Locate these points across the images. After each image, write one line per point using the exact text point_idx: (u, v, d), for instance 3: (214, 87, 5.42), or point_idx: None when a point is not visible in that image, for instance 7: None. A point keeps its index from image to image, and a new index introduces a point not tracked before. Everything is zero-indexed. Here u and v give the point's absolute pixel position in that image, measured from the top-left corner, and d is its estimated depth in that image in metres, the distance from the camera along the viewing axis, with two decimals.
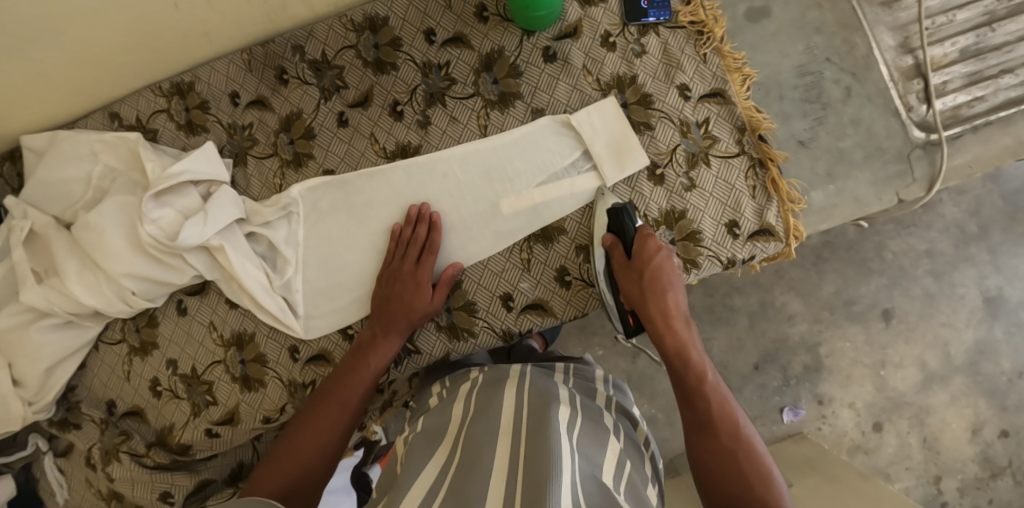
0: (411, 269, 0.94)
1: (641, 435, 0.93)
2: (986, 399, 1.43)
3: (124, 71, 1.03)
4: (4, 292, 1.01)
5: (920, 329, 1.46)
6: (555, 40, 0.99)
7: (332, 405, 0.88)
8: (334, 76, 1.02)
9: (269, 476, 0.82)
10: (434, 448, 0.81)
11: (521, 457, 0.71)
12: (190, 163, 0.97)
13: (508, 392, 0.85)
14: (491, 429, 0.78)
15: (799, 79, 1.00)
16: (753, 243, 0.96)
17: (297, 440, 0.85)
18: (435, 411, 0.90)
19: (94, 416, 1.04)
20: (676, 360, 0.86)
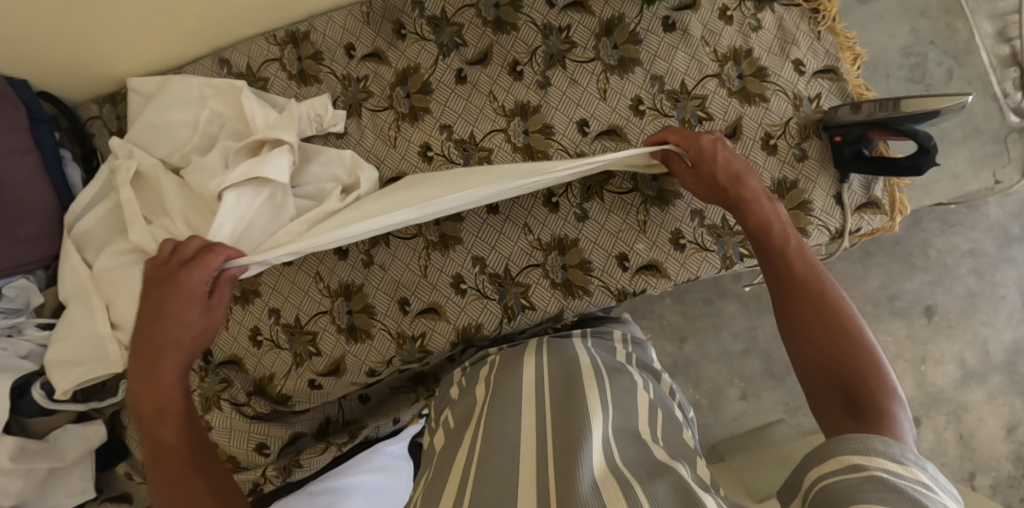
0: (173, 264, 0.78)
1: (665, 387, 0.90)
2: (1021, 398, 1.49)
3: (242, 15, 1.03)
4: (113, 232, 1.01)
5: (962, 326, 1.51)
6: (674, 10, 1.02)
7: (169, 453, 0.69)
8: (453, 33, 1.03)
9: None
10: (460, 440, 0.78)
11: (551, 426, 0.72)
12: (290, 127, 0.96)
13: (528, 365, 0.87)
14: (513, 403, 0.79)
15: (904, 59, 1.03)
16: (860, 215, 0.99)
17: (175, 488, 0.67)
18: (458, 401, 0.88)
19: (191, 363, 1.02)
20: (756, 229, 0.83)
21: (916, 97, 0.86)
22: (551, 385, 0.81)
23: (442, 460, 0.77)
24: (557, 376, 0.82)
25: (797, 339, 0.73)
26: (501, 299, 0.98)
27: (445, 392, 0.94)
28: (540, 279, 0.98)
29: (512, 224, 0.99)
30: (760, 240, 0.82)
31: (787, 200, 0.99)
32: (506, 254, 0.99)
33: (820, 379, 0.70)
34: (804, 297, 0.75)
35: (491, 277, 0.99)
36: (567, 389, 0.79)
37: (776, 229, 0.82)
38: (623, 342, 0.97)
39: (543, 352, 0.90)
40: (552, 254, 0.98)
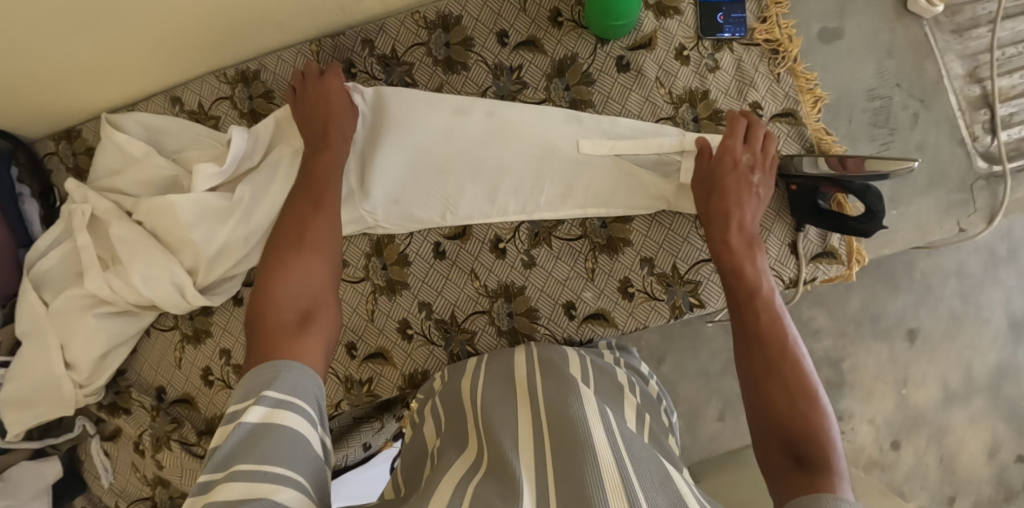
0: (343, 98, 0.95)
1: (652, 391, 0.92)
2: (1006, 422, 1.43)
3: (192, 58, 1.02)
4: (69, 273, 1.01)
5: (945, 350, 1.44)
6: (629, 50, 0.99)
7: (311, 234, 0.88)
8: (403, 73, 1.02)
9: (285, 304, 0.81)
10: (462, 428, 0.79)
11: (546, 419, 0.73)
12: (196, 183, 0.91)
13: (517, 362, 0.89)
14: (508, 397, 0.80)
15: (867, 102, 1.00)
16: (815, 264, 0.96)
17: (294, 259, 0.86)
18: (446, 391, 0.90)
19: (144, 401, 1.03)
20: (731, 276, 0.89)
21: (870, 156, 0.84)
22: (542, 377, 0.84)
23: (450, 437, 0.80)
24: (548, 374, 0.84)
25: (755, 394, 0.79)
26: (446, 346, 0.98)
27: (428, 389, 0.95)
28: (486, 327, 0.98)
29: (459, 269, 0.98)
30: (733, 285, 0.89)
31: None
32: (452, 300, 0.98)
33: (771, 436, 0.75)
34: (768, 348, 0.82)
35: (438, 323, 0.98)
36: (559, 382, 0.81)
37: (753, 277, 0.88)
38: (606, 346, 0.96)
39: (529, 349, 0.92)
40: (498, 301, 0.97)
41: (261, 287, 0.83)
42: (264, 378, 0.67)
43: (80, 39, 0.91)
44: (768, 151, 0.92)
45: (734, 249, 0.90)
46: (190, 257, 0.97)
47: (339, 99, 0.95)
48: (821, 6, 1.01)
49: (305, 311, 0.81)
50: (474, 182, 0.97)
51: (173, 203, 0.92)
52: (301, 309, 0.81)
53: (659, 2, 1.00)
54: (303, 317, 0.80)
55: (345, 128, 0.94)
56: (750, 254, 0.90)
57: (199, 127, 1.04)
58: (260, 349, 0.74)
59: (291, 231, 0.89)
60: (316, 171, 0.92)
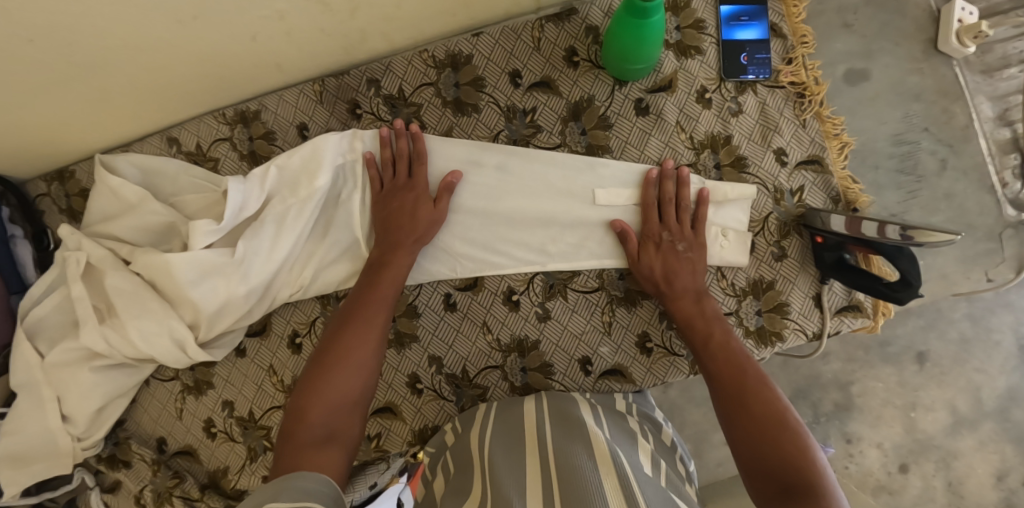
0: (430, 213, 0.91)
1: (666, 438, 0.86)
2: (1014, 445, 1.35)
3: (189, 99, 0.97)
4: (66, 323, 0.96)
5: (954, 373, 1.36)
6: (648, 92, 0.95)
7: (351, 345, 0.82)
8: (410, 114, 0.97)
9: (315, 420, 0.75)
10: (466, 479, 0.77)
11: (553, 469, 0.72)
12: (193, 240, 0.89)
13: (527, 410, 0.87)
14: (516, 446, 0.79)
15: (895, 147, 0.97)
16: (840, 318, 0.92)
17: (335, 368, 0.80)
18: (456, 445, 0.86)
19: (145, 454, 1.00)
20: (687, 325, 0.87)
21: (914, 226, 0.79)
22: (552, 424, 0.82)
23: (455, 486, 0.78)
24: (558, 422, 0.82)
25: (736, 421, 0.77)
26: (458, 401, 0.95)
27: (438, 440, 0.91)
28: (498, 382, 0.94)
29: (471, 322, 0.95)
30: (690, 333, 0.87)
31: (762, 302, 0.93)
32: (464, 355, 0.95)
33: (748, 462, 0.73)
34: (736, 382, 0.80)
35: (449, 378, 0.95)
36: (568, 431, 0.79)
37: (708, 323, 0.87)
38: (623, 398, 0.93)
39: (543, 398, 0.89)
40: (511, 355, 0.94)
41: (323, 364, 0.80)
42: (272, 492, 0.61)
43: (72, 85, 0.86)
44: (676, 208, 0.92)
45: (686, 302, 0.88)
46: (189, 312, 0.94)
47: (429, 214, 0.91)
48: (846, 46, 0.97)
49: (332, 427, 0.76)
50: (484, 233, 0.94)
51: (170, 261, 0.90)
52: (329, 427, 0.75)
53: (679, 42, 0.96)
54: (328, 435, 0.75)
55: (406, 252, 0.90)
56: (699, 309, 0.88)
57: (198, 170, 0.99)
58: (284, 457, 0.71)
59: (334, 340, 0.82)
60: (372, 287, 0.87)
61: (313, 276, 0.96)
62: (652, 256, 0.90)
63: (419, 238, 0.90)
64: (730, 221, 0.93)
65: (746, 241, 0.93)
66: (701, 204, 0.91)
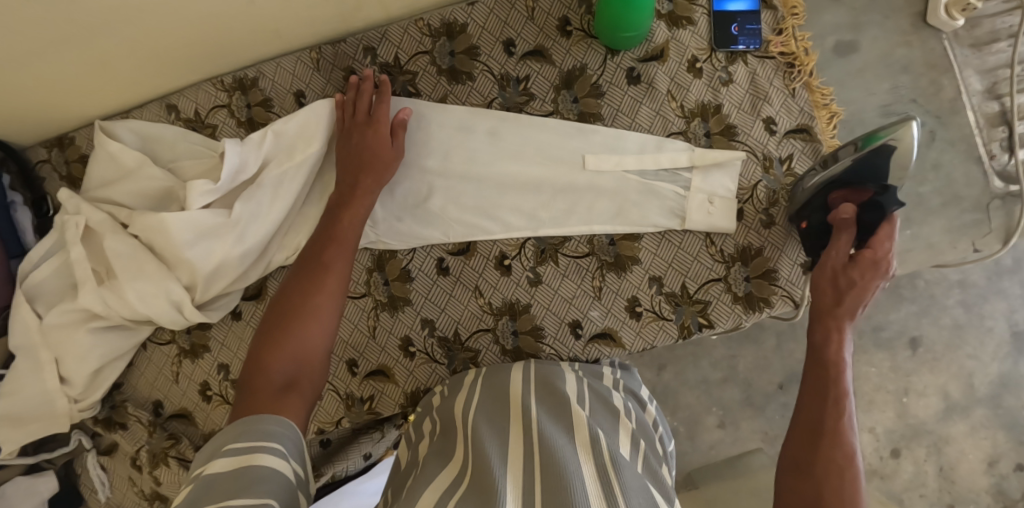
0: (389, 153, 0.91)
1: (648, 417, 0.87)
2: (1006, 432, 1.36)
3: (188, 66, 0.98)
4: (64, 286, 0.98)
5: (947, 358, 1.37)
6: (640, 61, 0.96)
7: (311, 295, 0.82)
8: (405, 81, 0.99)
9: (275, 367, 0.76)
10: (449, 445, 0.78)
11: (534, 444, 0.72)
12: (189, 201, 0.90)
13: (514, 378, 0.88)
14: (499, 418, 0.79)
15: (883, 119, 0.97)
16: None
17: (296, 318, 0.80)
18: (447, 399, 0.89)
19: (141, 416, 1.01)
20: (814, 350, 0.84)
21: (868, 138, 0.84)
22: (539, 400, 0.82)
23: (432, 454, 0.78)
24: (543, 398, 0.83)
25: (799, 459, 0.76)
26: (449, 364, 0.96)
27: (427, 402, 0.92)
28: (490, 345, 0.95)
29: (463, 286, 0.96)
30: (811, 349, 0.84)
31: (751, 268, 0.94)
32: (456, 317, 0.96)
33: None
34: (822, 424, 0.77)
35: (440, 341, 0.96)
36: (556, 413, 0.79)
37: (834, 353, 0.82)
38: (611, 363, 0.94)
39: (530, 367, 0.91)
40: (503, 319, 0.95)
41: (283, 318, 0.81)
42: (235, 433, 0.66)
43: (72, 47, 0.87)
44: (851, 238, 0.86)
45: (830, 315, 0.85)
46: (186, 274, 0.95)
47: (386, 155, 0.91)
48: (835, 19, 0.98)
49: (294, 376, 0.76)
50: (475, 198, 0.95)
51: (167, 221, 0.91)
52: (291, 374, 0.76)
53: (672, 12, 0.97)
54: (289, 381, 0.76)
55: (366, 192, 0.90)
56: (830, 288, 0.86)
57: (195, 136, 1.01)
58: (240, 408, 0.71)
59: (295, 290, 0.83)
60: (333, 236, 0.88)
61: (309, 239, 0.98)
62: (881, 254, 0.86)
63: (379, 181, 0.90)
64: (718, 188, 0.94)
65: (735, 209, 0.94)
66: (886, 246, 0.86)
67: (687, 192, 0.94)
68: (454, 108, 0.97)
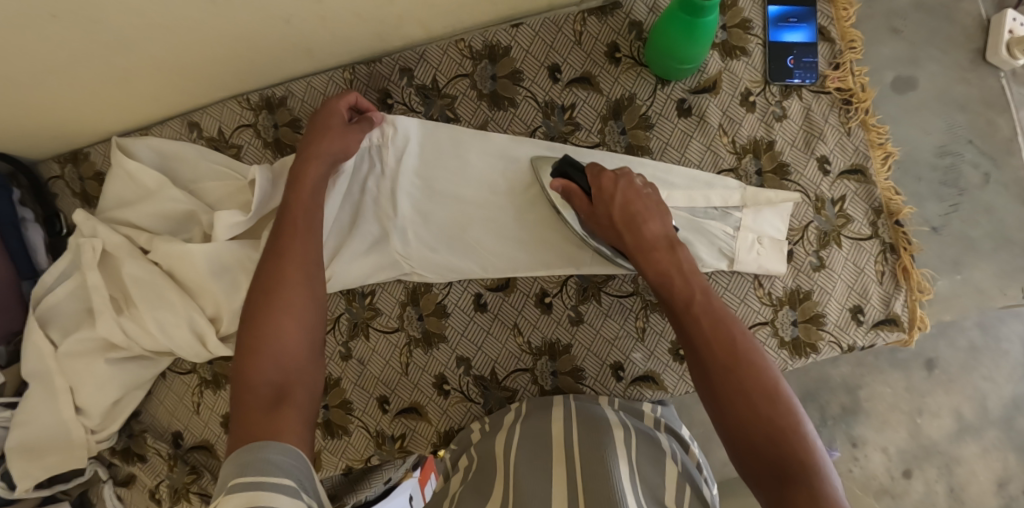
0: (342, 126, 0.84)
1: (693, 460, 0.82)
2: (1018, 455, 1.20)
3: (214, 83, 0.93)
4: (81, 313, 0.93)
5: (961, 380, 1.20)
6: (691, 92, 0.92)
7: (282, 294, 0.72)
8: (444, 106, 0.94)
9: (258, 380, 0.67)
10: (485, 485, 0.75)
11: (579, 491, 0.69)
12: (215, 233, 0.86)
13: (553, 418, 0.83)
14: (539, 455, 0.75)
15: (938, 159, 0.95)
16: (876, 332, 0.91)
17: (264, 320, 0.71)
18: (482, 442, 0.85)
19: (160, 448, 0.97)
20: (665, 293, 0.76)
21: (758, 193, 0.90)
22: (579, 434, 0.78)
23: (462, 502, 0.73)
24: (583, 435, 0.79)
25: (725, 399, 0.66)
26: (485, 403, 0.93)
27: (462, 441, 0.88)
28: (528, 385, 0.92)
29: (501, 323, 0.93)
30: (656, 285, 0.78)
31: (798, 312, 0.91)
32: (493, 356, 0.92)
33: (743, 442, 0.64)
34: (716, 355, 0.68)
35: (476, 379, 0.93)
36: (594, 446, 0.75)
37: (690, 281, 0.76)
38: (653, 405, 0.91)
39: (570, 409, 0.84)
40: (542, 359, 0.92)
41: (251, 327, 0.71)
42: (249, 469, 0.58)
43: (90, 64, 0.80)
44: (629, 201, 0.82)
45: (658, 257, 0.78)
46: (210, 304, 0.90)
47: (344, 137, 0.83)
48: (894, 52, 0.95)
49: (282, 385, 0.67)
50: (517, 231, 0.91)
51: (191, 251, 0.86)
52: (277, 383, 0.67)
53: (725, 41, 0.93)
54: (278, 392, 0.67)
55: (317, 165, 0.81)
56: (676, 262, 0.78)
57: (218, 156, 0.95)
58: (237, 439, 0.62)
59: (259, 288, 0.73)
60: (292, 223, 0.78)
61: (341, 270, 0.91)
62: (608, 187, 0.83)
63: (333, 156, 0.82)
64: (767, 228, 0.91)
65: (785, 250, 0.91)
66: (654, 200, 0.83)
67: (737, 232, 0.90)
68: (495, 136, 0.92)
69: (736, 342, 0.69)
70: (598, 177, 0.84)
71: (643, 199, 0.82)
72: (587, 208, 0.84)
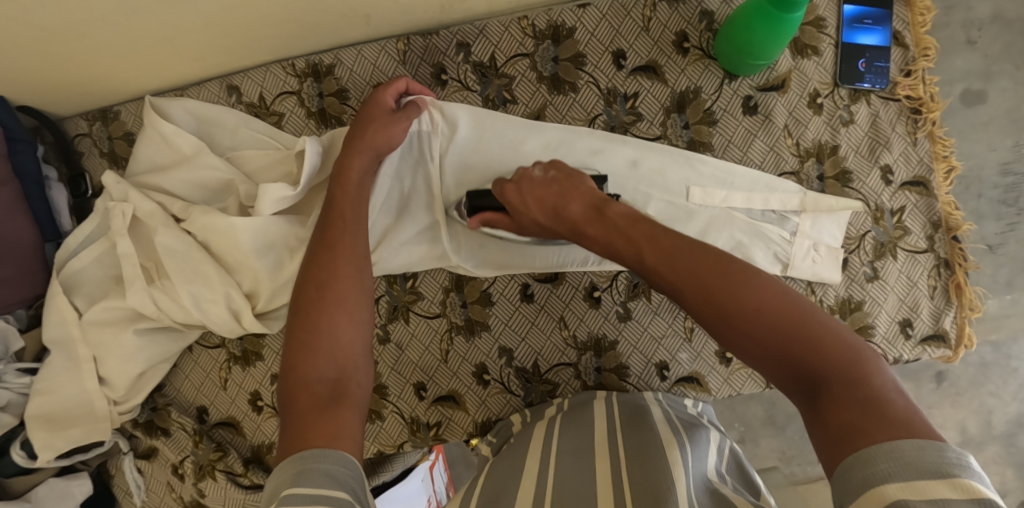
0: (387, 117, 0.80)
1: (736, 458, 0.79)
2: (1016, 470, 1.18)
3: (260, 45, 0.88)
4: (109, 280, 0.89)
5: (969, 394, 1.18)
6: (759, 90, 0.89)
7: (335, 288, 0.68)
8: (501, 86, 0.90)
9: (311, 377, 0.61)
10: (521, 471, 0.72)
11: (624, 478, 0.65)
12: (261, 206, 0.81)
13: (596, 414, 0.81)
14: (582, 451, 0.73)
15: (1001, 178, 0.94)
16: (923, 347, 0.90)
17: (315, 316, 0.66)
18: (517, 436, 0.83)
19: (185, 423, 0.94)
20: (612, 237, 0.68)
21: (818, 195, 0.88)
22: (624, 433, 0.75)
23: (499, 485, 0.71)
24: (627, 429, 0.76)
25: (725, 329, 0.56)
26: (525, 396, 0.90)
27: (501, 431, 0.86)
28: (570, 380, 0.90)
29: (548, 316, 0.90)
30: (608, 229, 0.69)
31: (848, 321, 0.90)
32: (537, 348, 0.90)
33: (769, 370, 0.54)
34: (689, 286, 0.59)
35: (518, 371, 0.90)
36: (641, 442, 0.72)
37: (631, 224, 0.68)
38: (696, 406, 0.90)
39: (613, 404, 0.83)
40: (586, 354, 0.90)
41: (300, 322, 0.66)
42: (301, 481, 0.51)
43: (135, 18, 0.75)
44: (549, 190, 0.77)
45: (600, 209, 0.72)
46: (248, 280, 0.87)
47: (388, 128, 0.80)
48: (967, 64, 0.94)
49: (337, 382, 0.62)
50: None
51: (235, 226, 0.83)
52: (332, 380, 0.62)
53: (797, 39, 0.90)
54: (334, 389, 0.61)
55: (361, 159, 0.79)
56: (603, 212, 0.72)
57: (259, 124, 0.91)
58: (287, 440, 0.56)
59: (307, 286, 0.69)
60: (340, 217, 0.75)
61: (386, 256, 0.88)
62: (515, 199, 0.78)
63: (378, 151, 0.80)
64: (826, 236, 0.89)
65: (841, 259, 0.89)
66: (568, 177, 0.78)
67: (794, 240, 0.88)
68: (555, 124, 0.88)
69: (698, 260, 0.60)
70: (502, 191, 0.79)
71: (550, 185, 0.77)
72: (508, 223, 0.81)
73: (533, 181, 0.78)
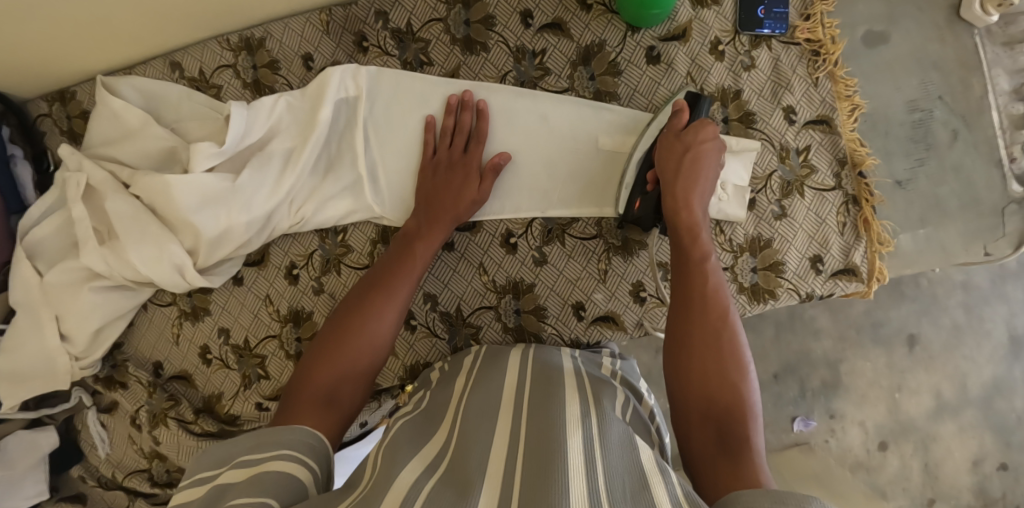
0: (467, 180, 0.91)
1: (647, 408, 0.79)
2: (992, 434, 1.19)
3: (194, 23, 0.95)
4: (66, 244, 0.97)
5: (942, 358, 1.20)
6: (661, 40, 0.93)
7: (369, 319, 0.81)
8: (418, 49, 0.96)
9: (318, 378, 0.75)
10: (433, 417, 0.73)
11: (522, 418, 0.65)
12: (193, 164, 0.88)
13: (511, 363, 0.82)
14: (491, 392, 0.73)
15: (908, 115, 0.95)
16: (835, 281, 0.93)
17: (351, 328, 0.80)
18: (436, 386, 0.85)
19: (140, 377, 1.02)
20: (685, 234, 0.82)
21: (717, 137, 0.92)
22: (531, 379, 0.75)
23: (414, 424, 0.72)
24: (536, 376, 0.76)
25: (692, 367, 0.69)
26: (450, 339, 0.95)
27: (424, 376, 0.91)
28: (492, 322, 0.95)
29: (467, 263, 0.95)
30: (686, 236, 0.81)
31: (758, 259, 0.93)
32: (458, 294, 0.95)
33: (695, 419, 0.66)
34: (694, 317, 0.73)
35: (443, 316, 0.95)
36: (543, 387, 0.72)
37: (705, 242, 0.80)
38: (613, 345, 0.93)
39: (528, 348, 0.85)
40: (506, 297, 0.94)
41: (342, 329, 0.80)
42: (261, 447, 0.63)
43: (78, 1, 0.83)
44: (708, 165, 0.85)
45: (695, 208, 0.83)
46: (189, 238, 0.94)
47: (466, 190, 0.90)
48: (869, 9, 0.96)
49: (334, 389, 0.74)
50: None
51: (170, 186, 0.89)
52: (333, 383, 0.75)
53: None
54: (330, 397, 0.73)
55: (440, 231, 0.89)
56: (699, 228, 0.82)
57: (200, 97, 0.98)
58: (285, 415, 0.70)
59: (356, 303, 0.83)
60: (405, 260, 0.87)
61: (315, 211, 0.95)
62: (707, 133, 0.86)
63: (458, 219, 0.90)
64: (733, 176, 0.92)
65: (746, 197, 0.92)
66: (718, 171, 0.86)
67: None
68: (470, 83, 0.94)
69: (725, 321, 0.72)
70: (706, 122, 0.86)
71: (714, 151, 0.86)
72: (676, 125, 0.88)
73: (691, 136, 0.86)
